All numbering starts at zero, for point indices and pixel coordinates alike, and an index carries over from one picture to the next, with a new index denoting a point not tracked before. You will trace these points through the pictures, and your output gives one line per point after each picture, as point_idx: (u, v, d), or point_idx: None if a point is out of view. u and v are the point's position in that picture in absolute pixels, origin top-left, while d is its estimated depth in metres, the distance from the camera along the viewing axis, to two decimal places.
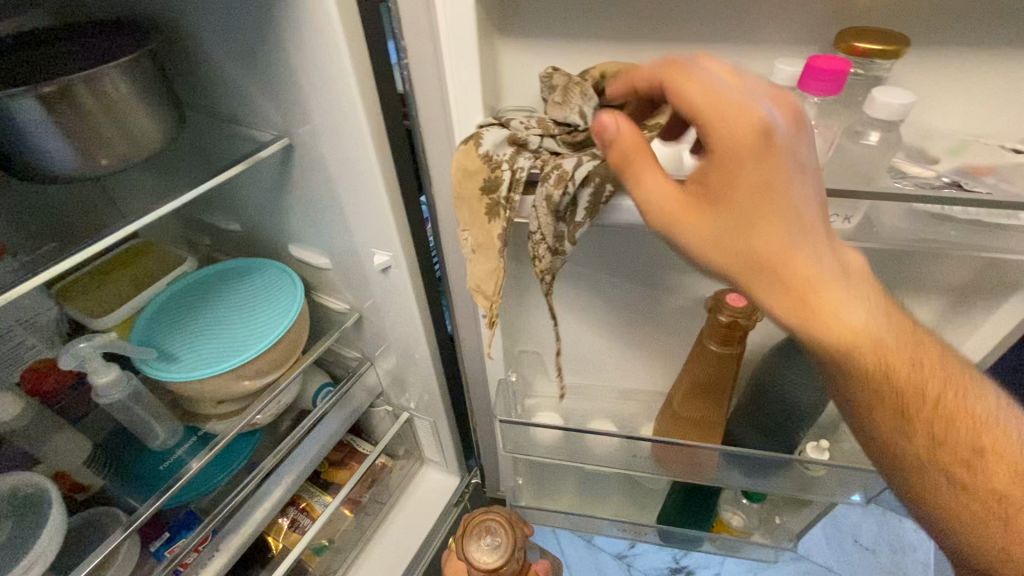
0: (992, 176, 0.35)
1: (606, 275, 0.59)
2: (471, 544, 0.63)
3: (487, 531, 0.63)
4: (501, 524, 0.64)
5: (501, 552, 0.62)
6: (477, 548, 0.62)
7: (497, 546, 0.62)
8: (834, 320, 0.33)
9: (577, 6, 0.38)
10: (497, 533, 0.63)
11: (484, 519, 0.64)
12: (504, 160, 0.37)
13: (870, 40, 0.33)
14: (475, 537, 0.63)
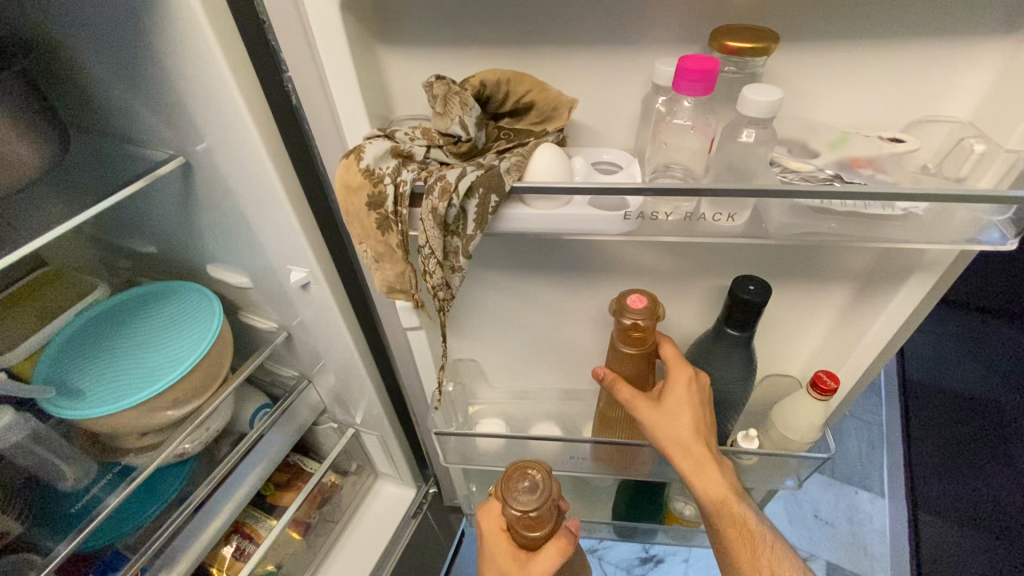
0: (869, 168, 0.36)
1: (529, 280, 0.58)
2: (508, 487, 0.47)
3: (528, 476, 0.47)
4: (546, 472, 0.48)
5: (545, 499, 0.46)
6: (512, 493, 0.47)
7: (542, 493, 0.46)
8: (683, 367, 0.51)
9: (457, 12, 0.37)
10: (542, 479, 0.47)
11: (525, 466, 0.48)
12: (387, 173, 0.35)
13: (740, 39, 0.33)
14: (512, 479, 0.47)
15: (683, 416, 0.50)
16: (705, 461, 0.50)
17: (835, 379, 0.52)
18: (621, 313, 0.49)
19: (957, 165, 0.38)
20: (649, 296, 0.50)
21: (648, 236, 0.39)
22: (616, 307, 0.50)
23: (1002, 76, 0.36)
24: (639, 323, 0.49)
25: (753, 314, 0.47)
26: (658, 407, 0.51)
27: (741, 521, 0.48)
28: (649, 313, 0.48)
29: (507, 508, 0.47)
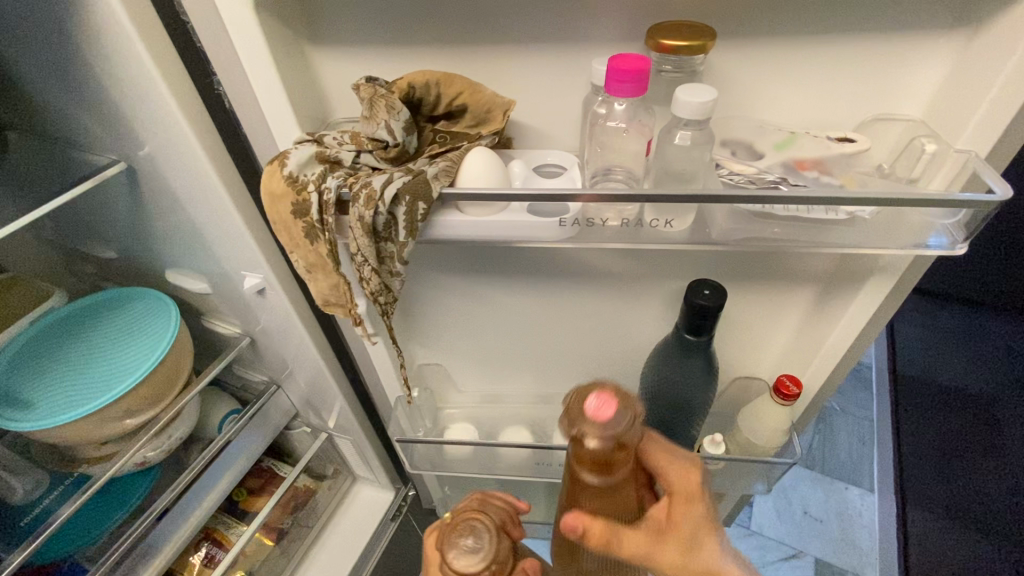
0: (814, 170, 0.35)
1: (489, 285, 0.56)
2: (447, 541, 0.38)
3: (475, 531, 0.38)
4: (496, 526, 0.39)
5: (489, 562, 0.37)
6: (451, 550, 0.37)
7: (486, 553, 0.37)
8: (677, 475, 0.39)
9: (384, 11, 0.36)
10: (488, 536, 0.38)
11: (472, 518, 0.39)
12: (310, 181, 0.34)
13: (676, 36, 0.32)
14: (455, 530, 0.39)
15: (707, 544, 0.38)
16: None
17: (797, 384, 0.51)
18: (589, 433, 0.32)
19: (910, 165, 0.37)
20: (618, 392, 0.33)
21: (592, 242, 0.38)
22: (574, 427, 0.32)
23: (953, 73, 0.34)
24: (620, 436, 0.32)
25: (709, 320, 0.46)
26: (678, 545, 0.38)
27: None
28: (626, 419, 0.32)
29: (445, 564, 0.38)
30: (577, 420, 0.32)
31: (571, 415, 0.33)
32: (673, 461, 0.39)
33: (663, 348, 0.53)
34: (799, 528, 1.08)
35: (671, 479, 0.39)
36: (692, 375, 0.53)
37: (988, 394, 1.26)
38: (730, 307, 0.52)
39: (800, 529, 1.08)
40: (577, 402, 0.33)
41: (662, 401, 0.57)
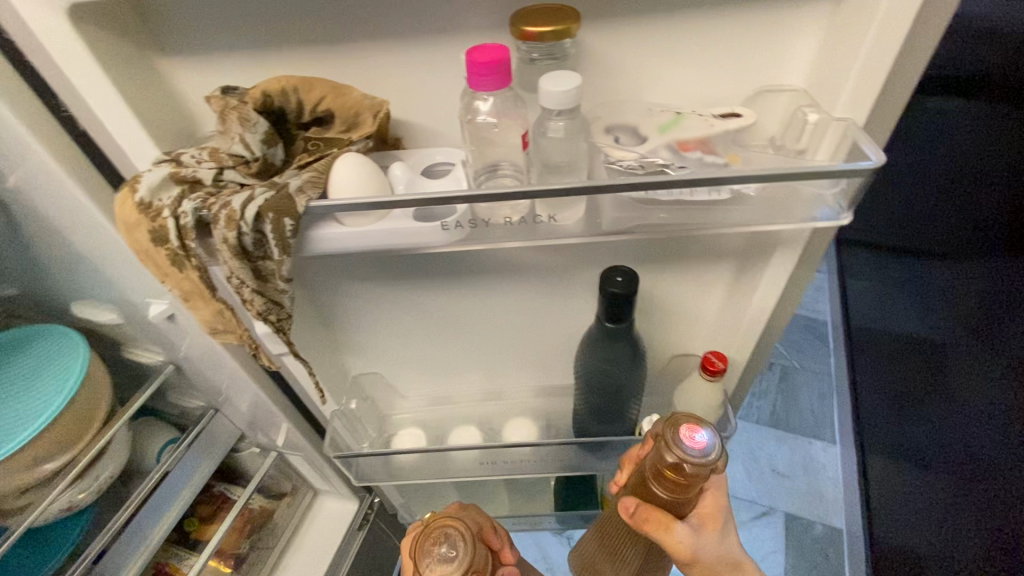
0: (696, 151, 0.34)
1: (409, 291, 0.54)
2: (421, 552, 0.38)
3: (449, 539, 0.38)
4: (472, 535, 0.39)
5: (466, 570, 0.37)
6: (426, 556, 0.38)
7: (460, 562, 0.37)
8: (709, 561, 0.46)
9: (225, 15, 0.32)
10: (464, 546, 0.38)
11: (447, 525, 0.39)
12: (166, 205, 0.32)
13: (537, 22, 0.30)
14: (432, 534, 0.39)
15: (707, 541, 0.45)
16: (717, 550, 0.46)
17: (722, 359, 0.52)
18: (673, 457, 0.37)
19: (796, 136, 0.37)
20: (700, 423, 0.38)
21: (486, 242, 0.36)
22: (665, 451, 0.37)
23: (827, 38, 0.33)
24: (719, 465, 0.37)
25: (625, 306, 0.46)
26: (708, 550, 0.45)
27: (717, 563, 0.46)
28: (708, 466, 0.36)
29: (428, 552, 0.38)
30: (670, 446, 0.37)
31: (662, 441, 0.37)
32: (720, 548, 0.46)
33: (588, 340, 0.53)
34: (769, 487, 1.12)
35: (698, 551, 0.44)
36: (618, 361, 0.53)
37: None
38: (653, 292, 0.52)
39: (770, 488, 1.12)
40: (676, 436, 0.37)
41: (598, 390, 0.58)
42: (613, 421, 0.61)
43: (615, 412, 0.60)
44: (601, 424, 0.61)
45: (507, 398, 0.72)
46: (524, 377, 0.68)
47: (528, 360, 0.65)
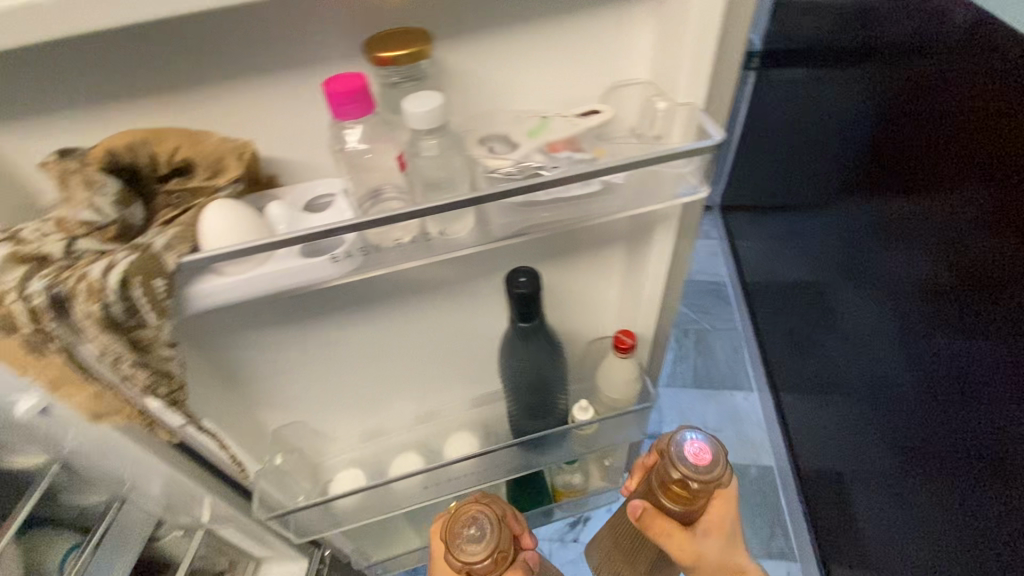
0: (565, 150, 0.37)
1: (318, 329, 0.52)
2: (450, 533, 0.43)
3: (476, 521, 0.43)
4: (496, 518, 0.43)
5: (493, 550, 0.42)
6: (455, 539, 0.43)
7: (487, 543, 0.42)
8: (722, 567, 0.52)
9: (47, 74, 0.30)
10: (490, 528, 0.42)
11: (473, 511, 0.43)
12: (11, 288, 0.29)
13: (390, 48, 0.31)
14: (458, 520, 0.43)
15: (716, 552, 0.50)
16: (727, 557, 0.52)
17: (630, 336, 0.55)
18: (681, 471, 0.44)
19: (651, 125, 0.40)
20: (711, 445, 0.45)
21: (382, 266, 0.36)
22: (672, 461, 0.44)
23: (659, 35, 0.37)
24: (717, 480, 0.43)
25: (533, 305, 0.47)
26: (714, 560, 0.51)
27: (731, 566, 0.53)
28: (712, 477, 0.43)
29: (458, 534, 0.43)
30: (674, 462, 0.44)
31: (669, 456, 0.45)
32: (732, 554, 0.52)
33: (506, 345, 0.54)
34: None
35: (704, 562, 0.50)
36: (537, 358, 0.55)
37: None
38: (558, 286, 0.54)
39: None
40: (676, 451, 0.45)
41: (525, 390, 0.59)
42: (544, 415, 0.63)
43: (545, 407, 0.62)
44: (533, 420, 0.63)
45: (442, 416, 0.71)
46: (455, 392, 0.68)
47: (455, 375, 0.65)
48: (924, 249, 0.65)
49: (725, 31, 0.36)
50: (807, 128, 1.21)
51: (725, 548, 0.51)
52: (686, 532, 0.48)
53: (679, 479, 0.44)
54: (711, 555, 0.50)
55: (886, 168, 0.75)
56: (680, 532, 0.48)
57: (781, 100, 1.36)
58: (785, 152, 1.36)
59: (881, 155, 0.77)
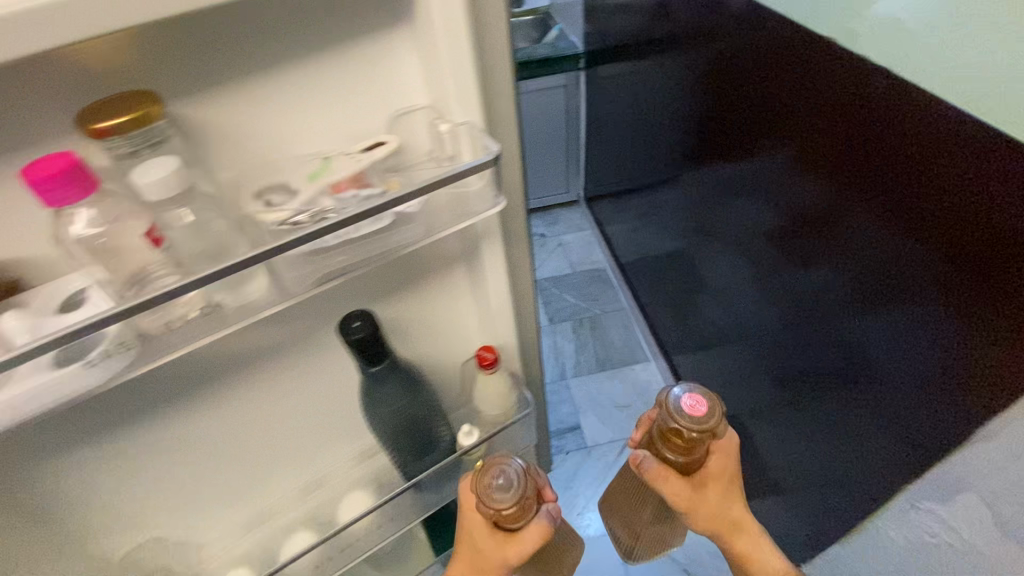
0: (350, 189, 0.35)
1: (146, 426, 0.46)
2: (480, 484, 0.49)
3: (503, 472, 0.50)
4: (523, 468, 0.50)
5: (519, 497, 0.48)
6: (485, 489, 0.49)
7: (514, 491, 0.48)
8: (720, 516, 0.60)
9: None
10: (516, 477, 0.49)
11: (502, 462, 0.50)
12: None
13: (99, 111, 0.28)
14: (487, 471, 0.50)
15: (712, 501, 0.59)
16: (724, 507, 0.61)
17: (491, 350, 0.56)
18: (680, 422, 0.53)
19: (444, 145, 0.40)
20: (707, 400, 0.54)
21: (160, 355, 0.33)
22: (671, 412, 0.53)
23: (429, 58, 0.37)
24: (712, 427, 0.52)
25: (378, 347, 0.45)
26: (710, 509, 0.59)
27: (730, 516, 0.61)
28: (704, 428, 0.52)
29: (486, 485, 0.49)
30: (673, 414, 0.53)
31: (669, 410, 0.54)
32: (729, 501, 0.61)
33: (366, 390, 0.51)
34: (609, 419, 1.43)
35: (705, 511, 0.59)
36: (401, 393, 0.54)
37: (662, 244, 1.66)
38: (409, 319, 0.53)
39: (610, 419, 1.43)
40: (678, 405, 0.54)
41: (401, 431, 0.57)
42: (430, 451, 0.61)
43: (427, 442, 0.61)
44: (419, 459, 0.61)
45: (332, 483, 0.66)
46: (340, 451, 0.65)
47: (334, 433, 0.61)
48: (784, 210, 0.74)
49: (481, 42, 0.38)
50: (654, 123, 1.36)
51: (722, 497, 0.60)
52: (682, 480, 0.58)
53: (676, 429, 0.53)
54: (710, 503, 0.59)
55: (729, 146, 0.87)
56: (677, 481, 0.57)
57: (622, 108, 1.58)
58: (632, 147, 1.56)
59: (722, 134, 0.89)
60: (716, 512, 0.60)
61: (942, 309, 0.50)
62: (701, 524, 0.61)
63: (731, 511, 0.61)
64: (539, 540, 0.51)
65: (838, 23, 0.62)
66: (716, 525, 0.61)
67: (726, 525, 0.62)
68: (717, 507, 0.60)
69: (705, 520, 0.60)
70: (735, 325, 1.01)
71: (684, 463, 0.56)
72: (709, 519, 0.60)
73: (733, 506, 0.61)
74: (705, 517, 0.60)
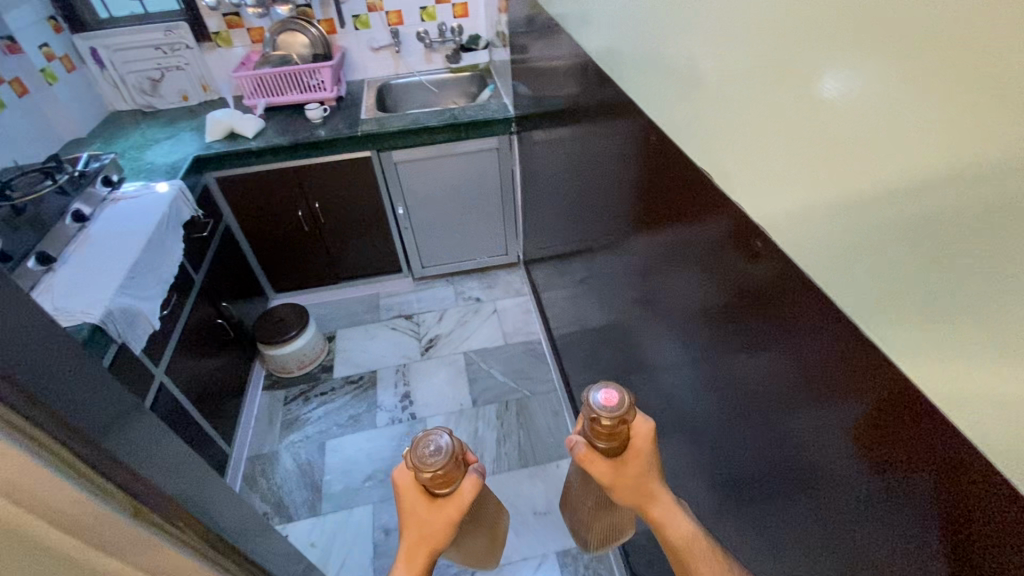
0: None
1: None
2: (417, 457, 0.61)
3: (433, 443, 0.62)
4: (456, 445, 0.62)
5: (449, 457, 0.60)
6: (421, 458, 0.61)
7: (443, 455, 0.60)
8: (663, 509, 0.56)
9: None
10: (444, 446, 0.61)
11: (433, 435, 0.63)
12: None
13: None
14: (421, 446, 0.62)
15: (634, 474, 0.57)
16: (653, 489, 0.58)
17: None
18: (600, 414, 0.55)
19: None
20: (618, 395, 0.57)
21: None
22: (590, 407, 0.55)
23: None
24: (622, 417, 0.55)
25: None
26: (633, 481, 0.57)
27: (660, 503, 0.57)
28: (618, 412, 0.55)
29: (422, 471, 0.60)
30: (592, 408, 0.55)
31: (589, 407, 0.56)
32: (667, 500, 0.57)
33: None
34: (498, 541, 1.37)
35: (629, 483, 0.57)
36: None
37: (613, 319, 1.51)
38: None
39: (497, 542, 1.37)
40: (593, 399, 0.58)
41: None
42: None
43: None
44: None
45: None
46: None
47: None
48: (812, 298, 0.56)
49: None
50: (631, 193, 1.16)
51: (661, 481, 0.58)
52: (603, 458, 0.57)
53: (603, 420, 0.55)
54: (641, 478, 0.57)
55: (758, 315, 0.67)
56: (599, 457, 0.57)
57: (588, 168, 1.50)
58: (605, 219, 1.43)
59: (753, 300, 0.68)
60: (641, 492, 0.57)
61: (953, 526, 0.43)
62: (626, 503, 0.58)
63: (674, 509, 0.56)
64: (475, 490, 0.63)
65: (851, 132, 0.49)
66: (642, 499, 0.58)
67: (659, 511, 0.57)
68: (644, 488, 0.57)
69: (631, 494, 0.57)
70: (720, 408, 0.83)
71: (610, 440, 0.56)
72: (635, 490, 0.57)
73: (668, 506, 0.56)
74: (640, 503, 0.57)
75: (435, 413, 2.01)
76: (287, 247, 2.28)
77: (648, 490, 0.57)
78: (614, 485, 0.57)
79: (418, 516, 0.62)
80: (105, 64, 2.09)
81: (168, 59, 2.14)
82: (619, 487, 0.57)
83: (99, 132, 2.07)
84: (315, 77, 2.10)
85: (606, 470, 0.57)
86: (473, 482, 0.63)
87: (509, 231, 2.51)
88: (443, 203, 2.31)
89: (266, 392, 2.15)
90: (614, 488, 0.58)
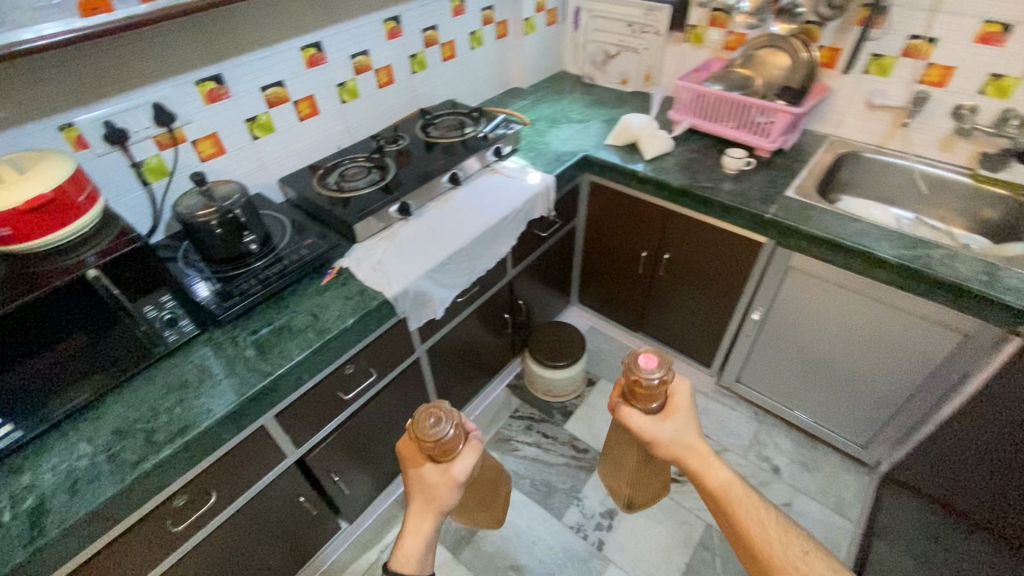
0: None
1: None
2: (419, 428, 0.53)
3: (435, 415, 0.54)
4: (451, 410, 0.55)
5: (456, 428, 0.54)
6: (424, 434, 0.53)
7: (450, 426, 0.54)
8: (710, 478, 0.59)
9: None
10: (446, 416, 0.54)
11: (431, 410, 0.55)
12: None
13: None
14: (423, 419, 0.54)
15: (669, 425, 0.60)
16: (694, 446, 0.60)
17: None
18: (643, 375, 0.56)
19: None
20: (652, 351, 0.58)
21: None
22: (632, 369, 0.56)
23: None
24: (665, 377, 0.56)
25: None
26: (669, 427, 0.60)
27: (694, 461, 0.60)
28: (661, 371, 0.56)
29: (424, 440, 0.53)
30: (633, 369, 0.56)
31: (631, 368, 0.56)
32: (716, 468, 0.60)
33: None
34: None
35: (664, 433, 0.59)
36: None
37: None
38: None
39: None
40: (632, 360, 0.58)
41: None
42: None
43: None
44: None
45: None
46: None
47: None
48: None
49: None
50: None
51: (700, 439, 0.61)
52: (635, 405, 0.59)
53: (646, 382, 0.56)
54: (682, 430, 0.60)
55: None
56: (634, 405, 0.59)
57: None
58: None
59: None
60: (694, 461, 0.60)
61: None
62: (672, 457, 0.60)
63: (724, 479, 0.60)
64: (474, 460, 0.57)
65: None
66: (687, 456, 0.60)
67: (701, 471, 0.60)
68: (700, 457, 0.59)
69: (673, 447, 0.60)
70: None
71: (646, 395, 0.58)
72: (677, 440, 0.60)
73: (727, 488, 0.59)
74: (695, 473, 0.60)
75: (622, 566, 1.56)
76: (614, 273, 2.02)
77: (686, 449, 0.60)
78: (655, 439, 0.59)
79: (422, 477, 0.57)
80: (581, 25, 2.08)
81: (633, 39, 1.96)
82: (662, 443, 0.60)
83: (539, 87, 2.12)
84: (766, 114, 1.58)
85: (642, 421, 0.59)
86: (478, 440, 0.59)
87: (889, 429, 1.62)
88: (817, 341, 1.61)
89: (508, 388, 2.09)
90: (659, 444, 0.60)
